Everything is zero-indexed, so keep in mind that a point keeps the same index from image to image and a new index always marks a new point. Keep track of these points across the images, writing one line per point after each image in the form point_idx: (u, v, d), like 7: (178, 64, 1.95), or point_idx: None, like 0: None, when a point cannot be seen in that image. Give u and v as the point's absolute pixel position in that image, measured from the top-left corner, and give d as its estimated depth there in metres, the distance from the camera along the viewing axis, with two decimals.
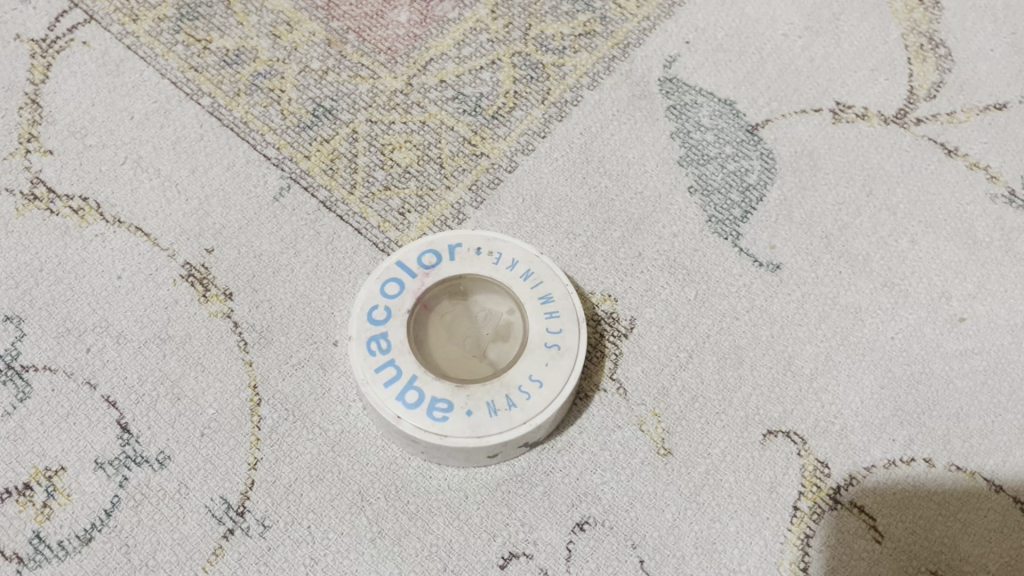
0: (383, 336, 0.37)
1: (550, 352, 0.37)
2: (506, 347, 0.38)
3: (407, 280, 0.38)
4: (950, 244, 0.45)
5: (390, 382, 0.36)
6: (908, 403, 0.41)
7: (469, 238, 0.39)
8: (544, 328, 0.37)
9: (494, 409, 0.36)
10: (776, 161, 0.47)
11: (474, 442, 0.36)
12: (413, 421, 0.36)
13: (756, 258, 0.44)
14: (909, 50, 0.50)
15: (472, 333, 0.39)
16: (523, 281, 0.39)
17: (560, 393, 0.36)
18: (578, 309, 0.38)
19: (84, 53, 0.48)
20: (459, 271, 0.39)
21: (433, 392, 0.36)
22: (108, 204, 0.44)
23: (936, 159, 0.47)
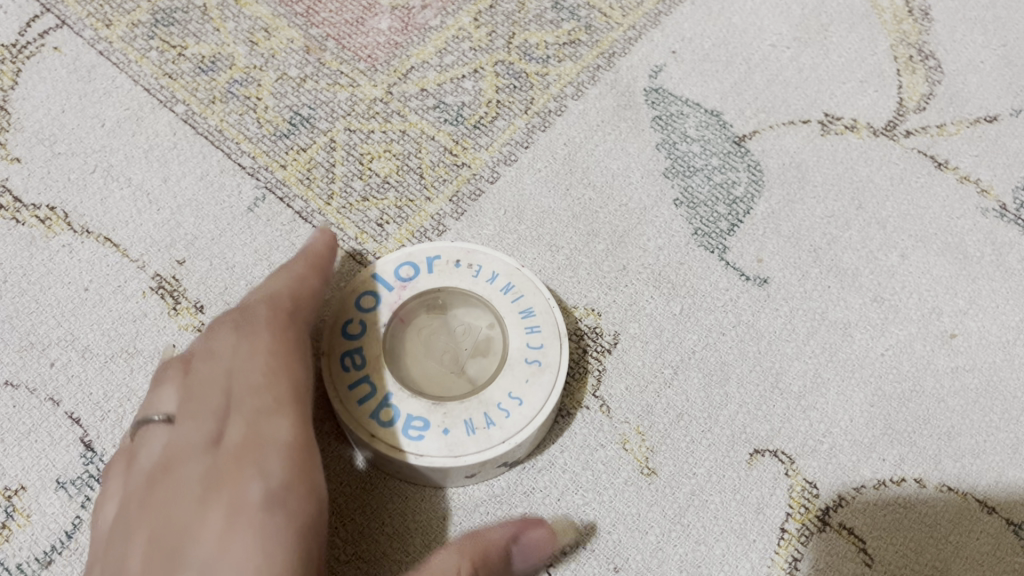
0: (358, 351, 0.36)
1: (530, 368, 0.36)
2: (487, 361, 0.37)
3: (383, 293, 0.37)
4: (940, 259, 0.44)
5: (364, 399, 0.35)
6: (898, 421, 0.40)
7: (448, 250, 0.38)
8: (525, 343, 0.36)
9: (472, 427, 0.34)
10: (764, 174, 0.46)
11: (451, 461, 0.34)
12: (388, 439, 0.34)
13: (743, 272, 0.43)
14: (897, 62, 0.50)
15: (450, 347, 0.38)
16: (502, 295, 0.37)
17: (540, 411, 0.35)
18: (559, 323, 0.37)
19: (54, 59, 0.46)
20: (438, 283, 0.38)
21: (409, 409, 0.35)
22: (76, 213, 0.42)
23: (925, 172, 0.46)
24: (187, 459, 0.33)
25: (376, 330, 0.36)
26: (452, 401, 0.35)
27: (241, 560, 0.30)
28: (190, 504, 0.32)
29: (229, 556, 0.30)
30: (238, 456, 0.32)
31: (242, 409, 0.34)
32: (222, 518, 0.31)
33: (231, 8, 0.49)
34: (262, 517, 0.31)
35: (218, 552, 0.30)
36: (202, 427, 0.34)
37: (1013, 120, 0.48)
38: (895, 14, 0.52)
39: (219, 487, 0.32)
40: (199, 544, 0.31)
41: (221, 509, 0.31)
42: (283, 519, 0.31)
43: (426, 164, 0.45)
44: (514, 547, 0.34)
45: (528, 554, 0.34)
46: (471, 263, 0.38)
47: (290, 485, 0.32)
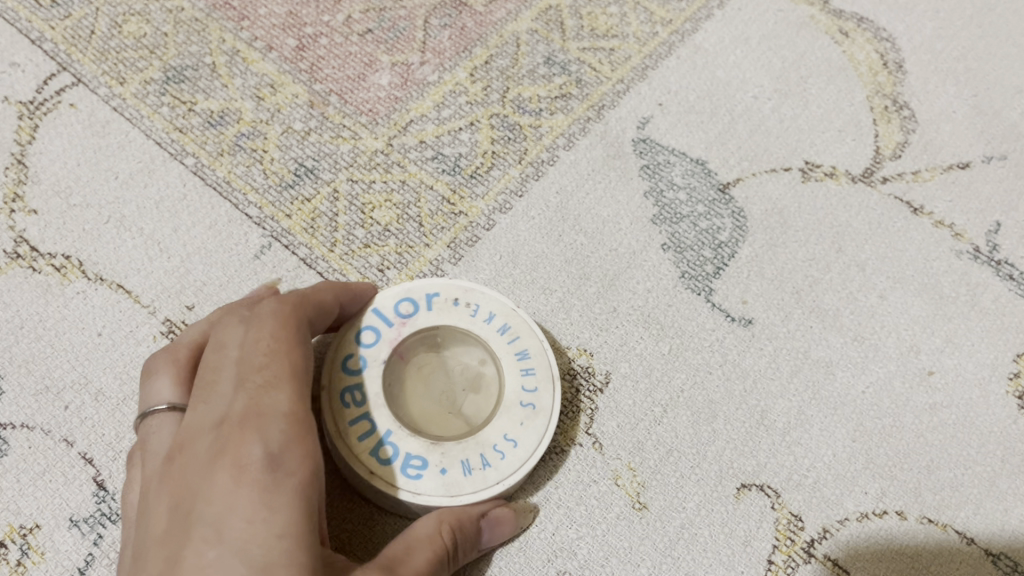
0: (358, 387, 0.38)
1: (525, 411, 0.38)
2: (480, 399, 0.39)
3: (383, 329, 0.39)
4: (917, 300, 0.46)
5: (363, 437, 0.37)
6: (880, 455, 0.41)
7: (447, 289, 0.40)
8: (520, 386, 0.38)
9: (469, 468, 0.36)
10: (747, 220, 0.48)
11: (448, 500, 0.36)
12: (387, 476, 0.36)
13: (728, 312, 0.45)
14: (873, 112, 0.52)
15: (444, 384, 0.39)
16: (499, 336, 0.39)
17: (534, 452, 0.37)
18: (552, 368, 0.39)
19: (70, 115, 0.49)
20: (436, 321, 0.39)
21: (408, 448, 0.36)
22: (91, 261, 0.44)
23: (902, 217, 0.48)
24: (191, 435, 0.33)
25: (376, 366, 0.38)
26: (450, 442, 0.37)
27: (247, 518, 0.30)
28: (198, 471, 0.32)
29: (236, 517, 0.30)
30: (241, 425, 0.32)
31: (242, 383, 0.34)
32: (228, 479, 0.31)
33: (238, 65, 0.51)
34: (263, 477, 0.31)
35: (225, 512, 0.30)
36: (203, 405, 0.34)
37: (985, 166, 0.50)
38: (870, 67, 0.54)
39: (223, 455, 0.32)
40: (208, 506, 0.31)
41: (224, 474, 0.31)
42: (286, 479, 0.31)
43: (424, 212, 0.47)
44: (484, 522, 0.36)
45: (496, 528, 0.36)
46: (468, 302, 0.40)
47: (290, 449, 0.32)
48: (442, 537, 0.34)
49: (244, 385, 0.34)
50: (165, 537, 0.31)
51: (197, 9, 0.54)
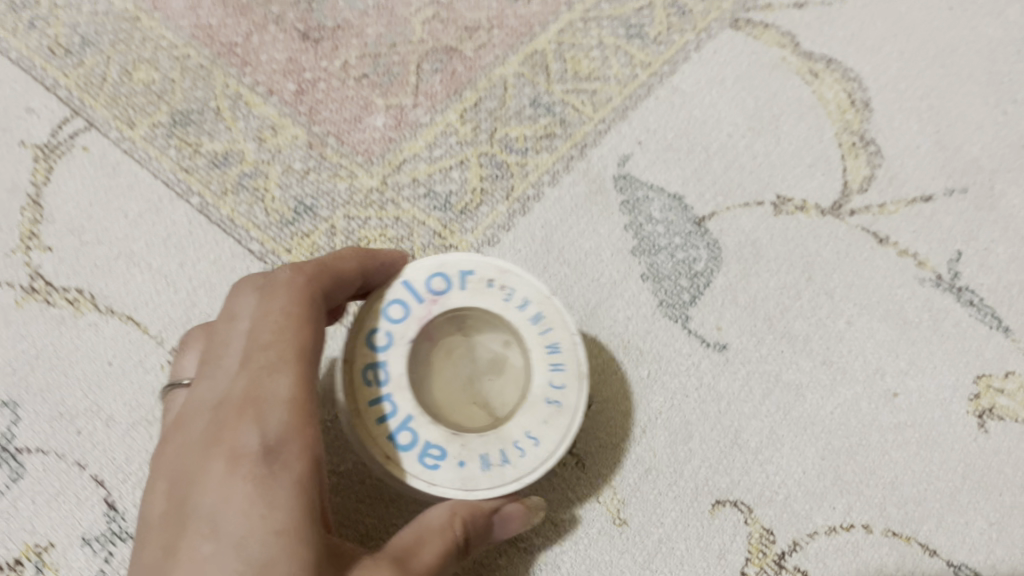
0: (383, 366, 0.39)
1: (550, 409, 0.39)
2: (504, 387, 0.41)
3: (413, 305, 0.40)
4: (883, 325, 0.48)
5: (384, 419, 0.38)
6: (847, 472, 0.44)
7: (482, 269, 0.41)
8: (547, 382, 0.40)
9: (487, 462, 0.38)
10: (722, 251, 0.50)
11: (462, 493, 0.38)
12: (404, 462, 0.38)
13: (704, 338, 0.47)
14: (841, 148, 0.55)
15: (471, 369, 0.42)
16: (531, 325, 0.41)
17: (554, 448, 0.39)
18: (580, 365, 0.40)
19: (83, 157, 0.52)
20: (467, 302, 0.41)
21: (427, 437, 0.38)
22: (102, 295, 0.47)
23: (868, 247, 0.51)
24: (201, 416, 0.36)
25: (401, 347, 0.39)
26: (471, 435, 0.39)
27: (241, 511, 0.33)
28: (202, 456, 0.35)
29: (230, 508, 0.33)
30: (243, 412, 0.35)
31: (249, 366, 0.36)
32: (226, 468, 0.34)
33: (241, 109, 0.55)
34: (260, 470, 0.34)
35: (222, 503, 0.33)
36: (215, 387, 0.37)
37: (947, 198, 0.53)
38: (839, 106, 0.57)
39: (223, 445, 0.35)
40: (206, 498, 0.34)
41: (223, 463, 0.34)
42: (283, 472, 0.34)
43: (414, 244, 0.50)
44: (496, 518, 0.39)
45: (506, 524, 0.39)
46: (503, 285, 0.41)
47: (288, 441, 0.34)
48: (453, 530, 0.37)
49: (249, 369, 0.36)
50: (169, 521, 0.34)
51: (203, 57, 0.57)
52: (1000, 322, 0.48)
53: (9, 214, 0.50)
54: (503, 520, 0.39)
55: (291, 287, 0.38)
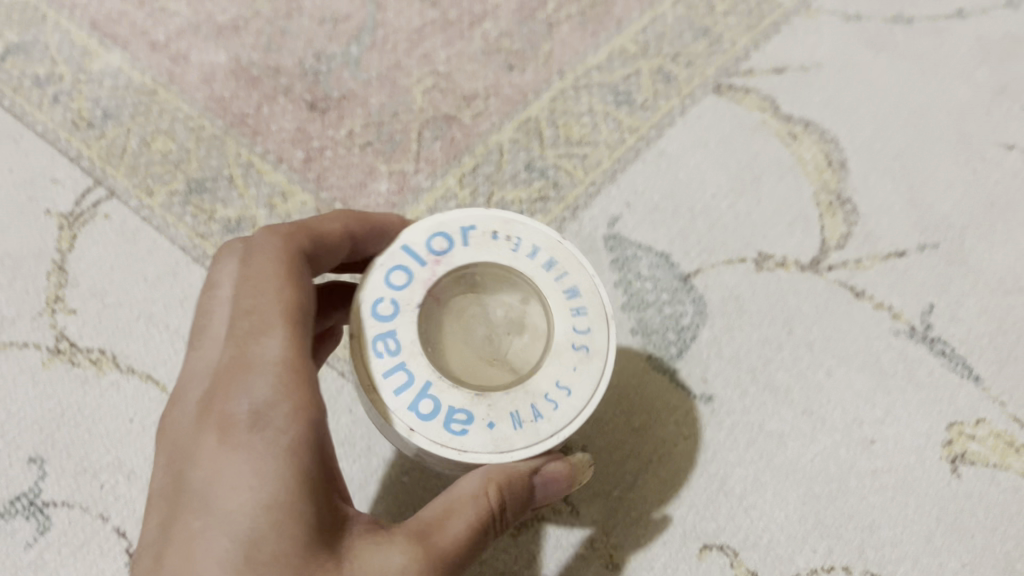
0: (390, 335, 0.37)
1: (578, 355, 0.38)
2: (525, 344, 0.39)
3: (416, 269, 0.39)
4: (860, 375, 0.51)
5: (401, 390, 0.36)
6: (828, 516, 0.47)
7: (484, 222, 0.40)
8: (571, 328, 0.38)
9: (519, 420, 0.37)
10: (707, 305, 0.53)
11: (498, 456, 0.36)
12: (429, 431, 0.36)
13: (691, 390, 0.50)
14: (819, 207, 0.58)
15: (487, 328, 0.40)
16: (545, 271, 0.39)
17: (588, 398, 0.37)
18: (603, 307, 0.39)
19: (105, 225, 0.55)
20: (473, 256, 0.39)
21: (450, 403, 0.36)
22: (123, 355, 0.50)
23: (846, 301, 0.54)
24: (194, 387, 0.37)
25: (410, 311, 0.38)
26: (497, 395, 0.37)
27: (233, 486, 0.33)
28: (194, 429, 0.35)
29: (222, 482, 0.33)
30: (231, 380, 0.35)
31: (235, 333, 0.37)
32: (217, 441, 0.34)
33: (252, 176, 0.58)
34: (247, 438, 0.34)
35: (213, 476, 0.34)
36: (207, 358, 0.38)
37: (920, 253, 0.56)
38: (817, 166, 0.61)
39: (213, 414, 0.35)
40: (200, 472, 0.34)
41: (214, 434, 0.34)
42: (271, 438, 0.34)
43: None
44: (539, 479, 0.38)
45: (549, 485, 0.38)
46: (508, 236, 0.40)
47: (277, 406, 0.34)
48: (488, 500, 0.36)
49: (234, 334, 0.37)
50: (167, 496, 0.35)
51: (216, 127, 0.60)
52: (971, 370, 0.51)
53: (35, 279, 0.53)
54: (545, 481, 0.38)
55: (270, 250, 0.39)
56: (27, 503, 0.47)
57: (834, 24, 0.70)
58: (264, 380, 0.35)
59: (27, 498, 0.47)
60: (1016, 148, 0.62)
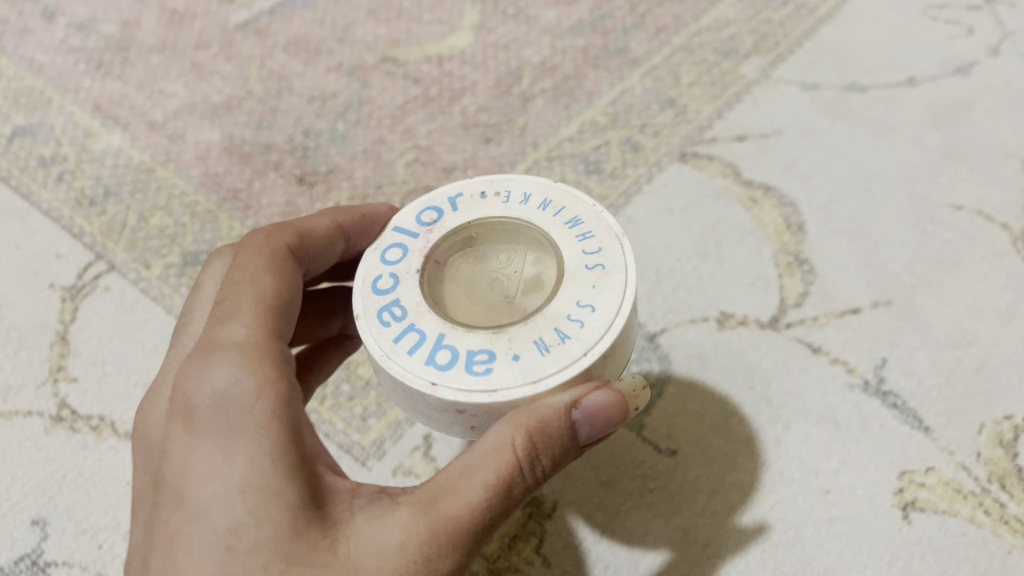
0: (396, 304, 0.39)
1: (595, 274, 0.38)
2: (539, 287, 0.40)
3: (409, 242, 0.41)
4: (817, 428, 0.54)
5: (414, 348, 0.37)
6: (786, 563, 0.50)
7: (470, 189, 0.42)
8: (581, 253, 0.39)
9: (545, 346, 0.37)
10: (672, 362, 0.57)
11: (532, 386, 0.36)
12: (455, 377, 0.36)
13: (657, 444, 0.54)
14: (779, 267, 0.62)
15: (491, 279, 0.41)
16: (543, 210, 0.41)
17: (609, 309, 0.37)
18: (609, 227, 0.40)
19: (105, 296, 0.59)
20: (465, 218, 0.42)
21: (467, 347, 0.37)
22: (121, 421, 0.53)
23: (804, 356, 0.57)
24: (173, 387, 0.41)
25: (412, 277, 0.40)
26: (514, 332, 0.37)
27: (206, 475, 0.36)
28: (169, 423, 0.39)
29: (197, 471, 0.36)
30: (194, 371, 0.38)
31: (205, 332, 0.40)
32: (185, 431, 0.37)
33: None
34: (212, 424, 0.37)
35: (186, 466, 0.37)
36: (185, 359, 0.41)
37: (873, 310, 0.60)
38: (776, 228, 0.65)
39: (180, 405, 0.38)
40: (174, 463, 0.37)
41: (182, 425, 0.38)
42: (233, 421, 0.37)
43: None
44: (580, 415, 0.36)
45: (592, 418, 0.36)
46: (497, 192, 0.42)
47: (235, 387, 0.37)
48: (507, 453, 0.36)
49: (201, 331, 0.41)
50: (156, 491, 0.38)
51: (210, 202, 0.64)
52: (921, 421, 0.54)
53: (39, 350, 0.57)
54: (590, 414, 0.36)
55: (246, 252, 0.43)
56: (29, 563, 0.49)
57: (792, 93, 0.75)
58: (222, 363, 0.38)
59: (29, 559, 0.49)
60: (964, 208, 0.66)
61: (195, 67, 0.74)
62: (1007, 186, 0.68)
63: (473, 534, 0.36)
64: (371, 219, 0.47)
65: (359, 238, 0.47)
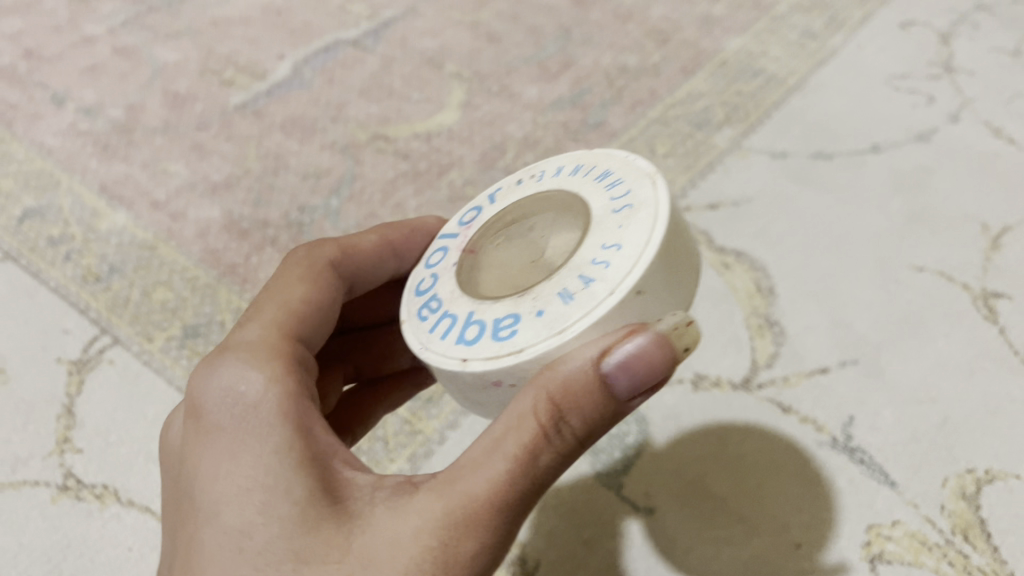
0: (434, 298, 0.42)
1: (622, 216, 0.38)
2: (567, 238, 0.39)
3: (450, 244, 0.45)
4: (789, 483, 0.57)
5: (448, 331, 0.39)
6: None
7: (508, 183, 0.46)
8: (609, 203, 0.39)
9: (569, 295, 0.36)
10: (648, 424, 0.61)
11: (557, 336, 0.35)
12: (483, 345, 0.37)
13: (635, 502, 0.57)
14: (750, 330, 0.66)
15: (523, 245, 0.41)
16: (572, 175, 0.42)
17: (629, 244, 0.36)
18: (641, 173, 0.40)
19: (109, 369, 0.62)
20: (501, 208, 0.44)
21: (494, 317, 0.38)
22: (124, 489, 0.56)
23: (774, 415, 0.61)
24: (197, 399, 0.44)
25: (449, 271, 0.43)
26: (539, 292, 0.37)
27: (216, 474, 0.38)
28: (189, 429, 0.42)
29: (209, 469, 0.39)
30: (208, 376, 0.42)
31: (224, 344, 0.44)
32: (198, 434, 0.40)
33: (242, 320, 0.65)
34: (221, 424, 0.40)
35: (199, 467, 0.39)
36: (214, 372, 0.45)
37: (840, 369, 0.63)
38: (748, 292, 0.68)
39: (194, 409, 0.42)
40: (191, 465, 0.40)
41: (195, 427, 0.41)
42: (239, 416, 0.39)
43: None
44: (610, 368, 0.34)
45: (626, 367, 0.34)
46: (531, 176, 0.45)
47: (243, 384, 0.40)
48: (533, 420, 0.35)
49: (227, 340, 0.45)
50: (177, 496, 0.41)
51: (210, 276, 0.67)
52: (887, 476, 0.57)
53: (46, 422, 0.59)
54: (624, 365, 0.34)
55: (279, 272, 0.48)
56: None
57: (762, 162, 0.79)
58: (233, 368, 0.41)
59: None
60: (926, 269, 0.69)
61: (196, 147, 0.79)
62: (966, 247, 0.71)
63: (505, 511, 0.35)
64: (416, 231, 0.52)
65: (407, 249, 0.51)
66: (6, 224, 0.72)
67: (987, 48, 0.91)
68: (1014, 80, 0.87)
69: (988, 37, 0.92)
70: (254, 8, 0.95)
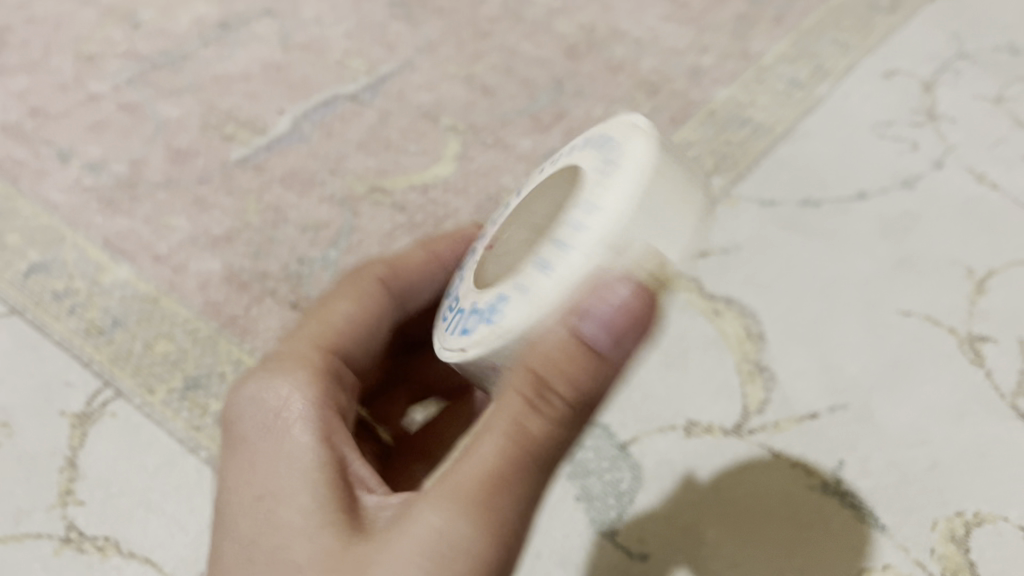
0: (453, 298, 0.43)
1: (601, 173, 0.37)
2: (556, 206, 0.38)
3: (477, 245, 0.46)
4: (782, 529, 0.58)
5: (459, 325, 0.40)
6: None
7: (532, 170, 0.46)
8: (592, 162, 0.38)
9: (542, 264, 0.35)
10: (643, 470, 0.62)
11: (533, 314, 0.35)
12: (477, 333, 0.38)
13: (629, 551, 0.58)
14: (741, 376, 0.67)
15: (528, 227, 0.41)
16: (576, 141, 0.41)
17: (601, 204, 0.35)
18: (630, 125, 0.39)
19: (111, 422, 0.63)
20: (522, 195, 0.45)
21: (487, 302, 0.38)
22: (124, 541, 0.57)
23: (766, 461, 0.61)
24: None
25: (469, 269, 0.44)
26: (520, 265, 0.36)
27: (238, 486, 0.41)
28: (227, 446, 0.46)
29: (231, 481, 0.42)
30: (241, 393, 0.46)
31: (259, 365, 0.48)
32: (229, 448, 0.44)
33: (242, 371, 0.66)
34: (247, 437, 0.43)
35: (224, 478, 0.43)
36: None
37: (829, 414, 0.64)
38: (739, 338, 0.69)
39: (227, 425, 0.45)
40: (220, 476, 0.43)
41: (227, 442, 0.44)
42: (261, 429, 0.43)
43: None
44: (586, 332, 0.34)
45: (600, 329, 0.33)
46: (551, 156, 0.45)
47: (266, 398, 0.43)
48: (525, 397, 0.35)
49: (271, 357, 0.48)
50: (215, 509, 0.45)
51: (210, 328, 0.69)
52: (877, 520, 0.58)
53: (49, 474, 0.60)
54: (605, 326, 0.33)
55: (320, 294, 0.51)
56: None
57: (751, 210, 0.80)
58: (260, 382, 0.44)
59: None
60: (913, 314, 0.71)
61: (197, 201, 0.81)
62: (952, 292, 0.73)
63: (505, 493, 0.35)
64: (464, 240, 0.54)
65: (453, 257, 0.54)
66: (11, 279, 0.73)
67: (969, 95, 0.93)
68: (996, 127, 0.89)
69: (970, 85, 0.95)
70: (254, 64, 0.97)
